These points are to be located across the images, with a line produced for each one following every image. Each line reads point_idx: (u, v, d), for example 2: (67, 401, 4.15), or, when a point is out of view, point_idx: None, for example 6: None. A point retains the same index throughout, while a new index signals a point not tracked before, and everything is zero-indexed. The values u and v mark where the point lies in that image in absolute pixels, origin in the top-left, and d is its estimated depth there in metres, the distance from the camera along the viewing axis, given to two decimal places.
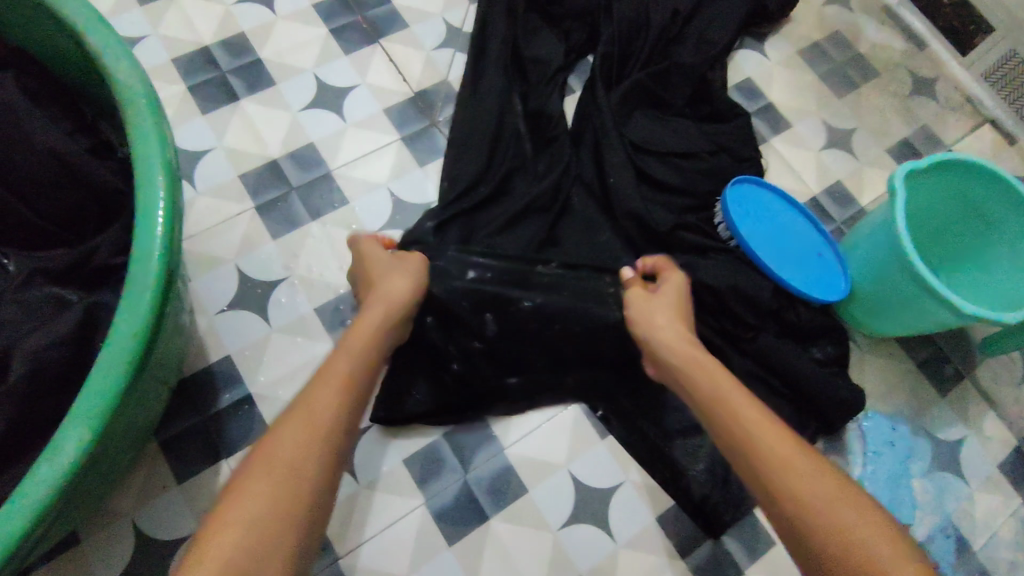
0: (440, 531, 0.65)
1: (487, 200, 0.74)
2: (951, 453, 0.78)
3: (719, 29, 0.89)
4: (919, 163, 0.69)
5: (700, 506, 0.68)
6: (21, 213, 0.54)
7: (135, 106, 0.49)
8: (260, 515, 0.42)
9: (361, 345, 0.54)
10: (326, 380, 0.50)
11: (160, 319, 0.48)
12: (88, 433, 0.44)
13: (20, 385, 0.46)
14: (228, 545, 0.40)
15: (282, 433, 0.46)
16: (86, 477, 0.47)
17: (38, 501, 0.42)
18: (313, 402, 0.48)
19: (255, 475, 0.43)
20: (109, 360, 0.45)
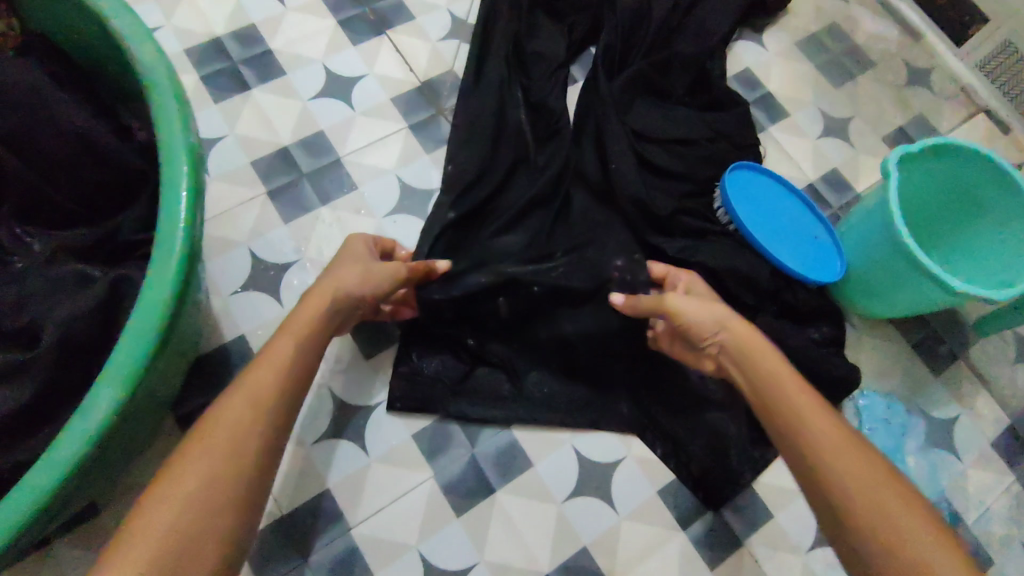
0: (448, 503, 0.68)
1: (496, 189, 0.75)
2: (944, 430, 0.80)
3: (718, 20, 0.91)
4: (912, 148, 0.71)
5: (700, 480, 0.70)
6: (46, 193, 0.56)
7: (160, 89, 0.52)
8: (197, 493, 0.44)
9: (309, 325, 0.54)
10: (270, 360, 0.51)
11: (185, 291, 0.50)
12: (118, 395, 0.46)
13: (51, 350, 0.49)
14: (163, 523, 0.43)
15: (222, 411, 0.48)
16: (114, 438, 0.50)
17: (71, 457, 0.45)
18: (254, 379, 0.50)
19: (193, 454, 0.46)
20: (138, 326, 0.47)
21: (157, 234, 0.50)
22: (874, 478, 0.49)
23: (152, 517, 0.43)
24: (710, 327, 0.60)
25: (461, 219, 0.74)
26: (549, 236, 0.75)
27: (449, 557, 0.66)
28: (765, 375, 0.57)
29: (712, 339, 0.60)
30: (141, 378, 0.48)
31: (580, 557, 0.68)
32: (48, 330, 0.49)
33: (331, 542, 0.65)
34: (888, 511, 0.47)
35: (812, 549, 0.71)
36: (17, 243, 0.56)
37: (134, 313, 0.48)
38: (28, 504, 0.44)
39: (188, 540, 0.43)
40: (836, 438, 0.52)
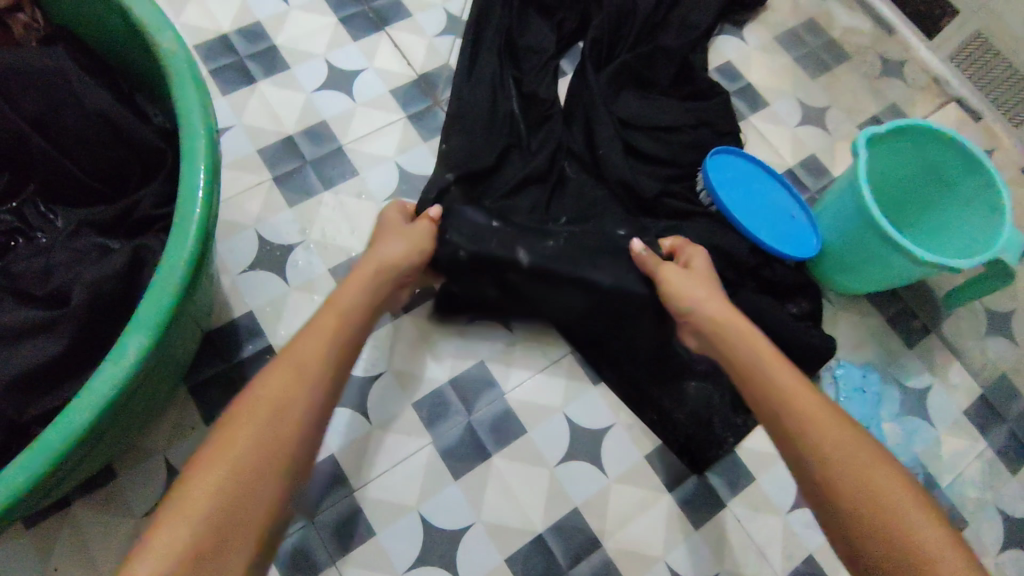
0: (447, 467, 0.72)
1: (498, 166, 0.80)
2: (918, 399, 0.84)
3: (699, 15, 0.96)
4: (879, 129, 0.76)
5: (685, 444, 0.74)
6: (72, 172, 0.61)
7: (179, 72, 0.56)
8: (247, 454, 0.46)
9: (352, 300, 0.57)
10: (317, 332, 0.54)
11: (202, 256, 0.54)
12: (141, 348, 0.50)
13: (80, 307, 0.53)
14: (217, 483, 0.44)
15: (269, 378, 0.50)
16: (135, 393, 0.53)
17: (97, 405, 0.48)
18: (299, 352, 0.52)
19: (243, 417, 0.47)
20: (159, 285, 0.51)
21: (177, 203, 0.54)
22: (864, 456, 0.50)
23: (205, 478, 0.44)
24: (683, 302, 0.65)
25: (466, 181, 0.78)
26: (545, 210, 0.79)
27: (447, 518, 0.70)
28: (745, 354, 0.59)
29: (687, 314, 0.65)
30: (163, 334, 0.52)
31: (571, 518, 0.71)
32: (76, 291, 0.54)
33: (335, 504, 0.68)
34: (878, 486, 0.48)
35: (792, 510, 0.74)
36: (43, 220, 0.63)
37: (156, 275, 0.52)
38: (56, 447, 0.47)
39: (239, 502, 0.44)
40: (818, 415, 0.53)
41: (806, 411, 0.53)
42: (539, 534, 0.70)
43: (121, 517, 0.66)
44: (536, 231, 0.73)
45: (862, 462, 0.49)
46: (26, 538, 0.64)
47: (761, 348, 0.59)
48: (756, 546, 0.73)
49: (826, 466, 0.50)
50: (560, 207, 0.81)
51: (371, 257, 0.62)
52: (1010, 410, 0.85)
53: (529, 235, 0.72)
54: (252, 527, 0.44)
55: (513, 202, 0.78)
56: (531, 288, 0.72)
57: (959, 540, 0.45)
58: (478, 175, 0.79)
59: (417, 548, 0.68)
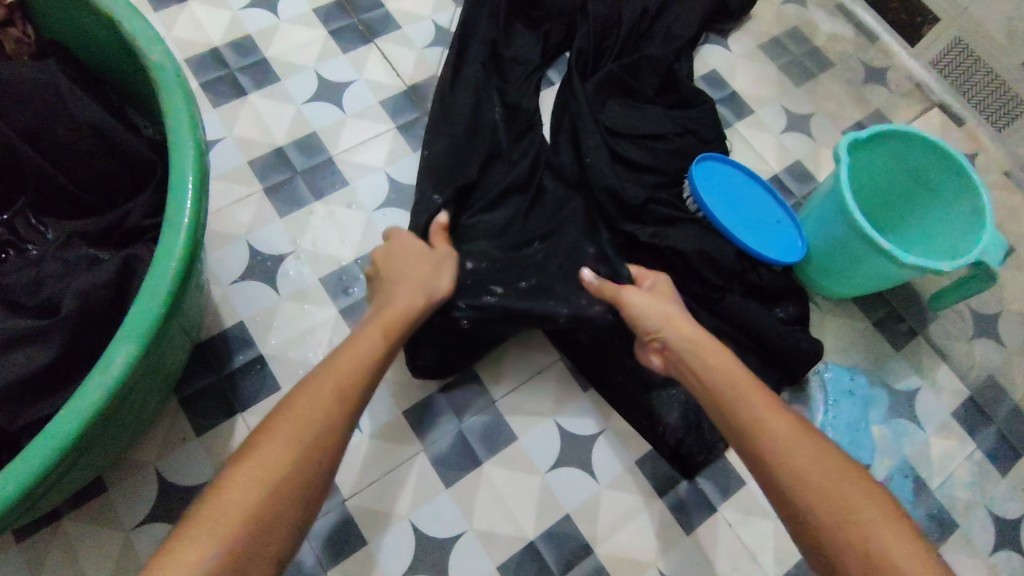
0: (438, 475, 0.72)
1: (477, 182, 0.80)
2: (906, 401, 0.85)
3: (684, 25, 0.97)
4: (860, 134, 0.77)
5: (676, 451, 0.74)
6: (64, 185, 0.61)
7: (168, 83, 0.57)
8: (285, 466, 0.47)
9: (391, 317, 0.60)
10: (355, 348, 0.56)
11: (190, 266, 0.55)
12: (130, 356, 0.50)
13: (70, 315, 0.53)
14: (252, 494, 0.45)
15: (308, 387, 0.52)
16: (125, 402, 0.54)
17: (85, 413, 0.48)
18: (344, 364, 0.54)
19: (281, 427, 0.49)
20: (148, 295, 0.51)
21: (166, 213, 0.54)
22: (836, 476, 0.51)
23: (240, 489, 0.46)
24: (651, 324, 0.65)
25: (456, 194, 0.78)
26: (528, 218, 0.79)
27: (439, 526, 0.70)
28: (714, 377, 0.59)
29: (654, 335, 0.65)
30: (152, 342, 0.52)
31: (563, 524, 0.71)
32: (66, 299, 0.54)
33: (327, 513, 0.68)
34: (852, 507, 0.49)
35: None
36: (32, 232, 0.62)
37: (145, 284, 0.53)
38: (45, 455, 0.47)
39: (272, 513, 0.46)
40: (789, 437, 0.53)
41: (777, 433, 0.54)
42: (530, 542, 0.70)
43: (112, 528, 0.66)
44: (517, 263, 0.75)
45: (835, 483, 0.50)
46: (17, 551, 0.64)
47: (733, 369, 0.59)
48: (748, 550, 0.73)
49: (803, 483, 0.51)
50: (546, 213, 0.80)
51: (414, 281, 0.64)
52: (997, 411, 0.86)
53: (516, 266, 0.75)
54: (282, 538, 0.46)
55: (503, 211, 0.79)
56: (522, 301, 0.72)
57: (928, 559, 0.46)
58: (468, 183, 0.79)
59: (409, 557, 0.68)
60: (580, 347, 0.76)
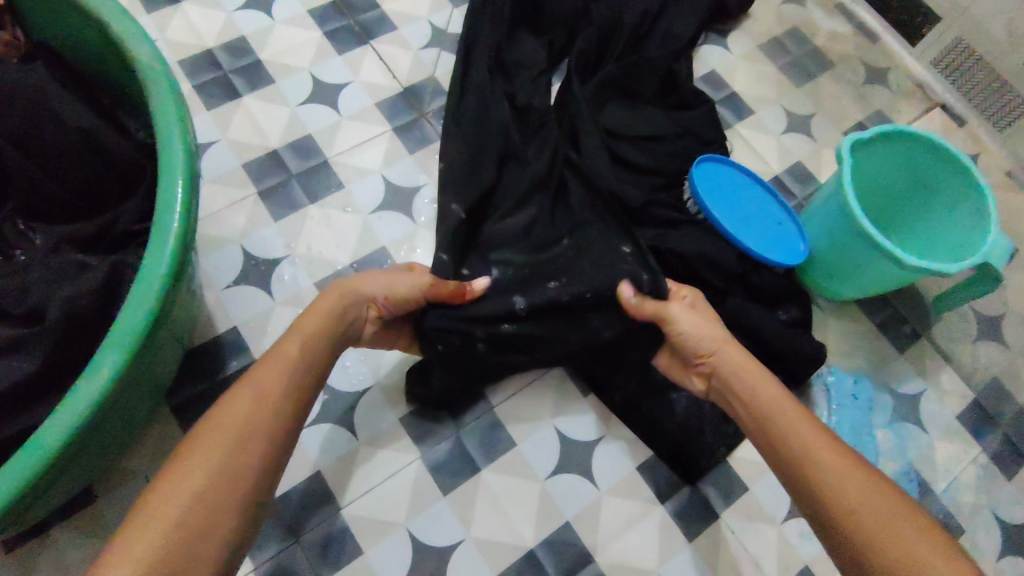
0: (436, 483, 0.70)
1: (494, 183, 0.78)
2: (910, 404, 0.84)
3: (683, 26, 0.96)
4: (861, 135, 0.76)
5: (678, 456, 0.73)
6: (52, 190, 0.60)
7: (155, 83, 0.56)
8: (199, 490, 0.44)
9: (312, 323, 0.57)
10: (274, 357, 0.53)
11: (180, 273, 0.54)
12: (117, 365, 0.49)
13: (56, 324, 0.52)
14: (162, 527, 0.42)
15: (228, 404, 0.49)
16: (113, 412, 0.52)
17: (71, 425, 0.47)
18: (262, 376, 0.51)
19: (200, 451, 0.46)
20: (136, 302, 0.50)
21: (155, 218, 0.53)
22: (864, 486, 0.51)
23: (150, 523, 0.42)
24: (708, 343, 0.64)
25: (476, 202, 0.76)
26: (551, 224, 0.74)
27: (436, 535, 0.68)
28: (754, 393, 0.60)
29: (707, 358, 0.64)
30: (141, 350, 0.51)
31: (562, 533, 0.70)
32: (53, 306, 0.53)
33: (322, 522, 0.67)
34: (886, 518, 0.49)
35: (787, 520, 0.74)
36: (21, 239, 0.61)
37: (133, 290, 0.51)
38: (29, 467, 0.46)
39: (196, 534, 0.43)
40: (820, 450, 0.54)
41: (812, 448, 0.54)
42: (530, 551, 0.69)
43: (101, 539, 0.64)
44: (538, 272, 0.69)
45: (876, 500, 0.50)
46: (7, 563, 0.63)
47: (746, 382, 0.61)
48: (750, 556, 0.72)
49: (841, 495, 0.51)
50: (567, 214, 0.75)
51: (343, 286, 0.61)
52: (1003, 414, 0.85)
53: (537, 274, 0.68)
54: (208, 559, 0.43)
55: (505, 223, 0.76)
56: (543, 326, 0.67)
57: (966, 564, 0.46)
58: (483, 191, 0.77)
59: (406, 565, 0.67)
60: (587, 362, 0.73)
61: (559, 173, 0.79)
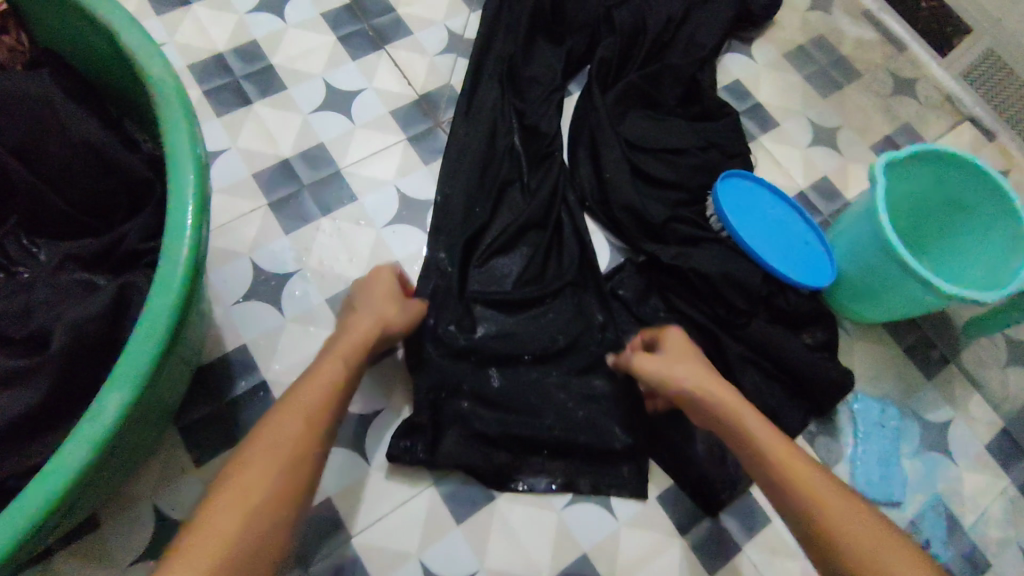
0: (449, 512, 0.68)
1: (486, 224, 0.78)
2: (938, 433, 0.81)
3: (707, 34, 0.93)
4: (897, 153, 0.73)
5: (698, 486, 0.71)
6: (58, 205, 0.58)
7: (167, 98, 0.53)
8: (240, 517, 0.46)
9: (348, 350, 0.58)
10: (312, 381, 0.55)
11: (189, 301, 0.51)
12: (124, 400, 0.47)
13: (61, 353, 0.50)
14: (205, 554, 0.43)
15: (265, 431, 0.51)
16: (118, 447, 0.50)
17: (77, 465, 0.45)
18: (303, 396, 0.53)
19: (251, 464, 0.48)
20: (145, 332, 0.48)
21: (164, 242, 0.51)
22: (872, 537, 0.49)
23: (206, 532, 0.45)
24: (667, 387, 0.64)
25: (467, 247, 0.76)
26: (540, 275, 0.78)
27: (449, 566, 0.66)
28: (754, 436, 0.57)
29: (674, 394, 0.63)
30: (148, 383, 0.48)
31: (579, 565, 0.68)
32: (56, 335, 0.50)
33: (332, 551, 0.65)
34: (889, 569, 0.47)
35: None
36: (25, 254, 0.59)
37: (140, 319, 0.49)
38: (30, 513, 0.44)
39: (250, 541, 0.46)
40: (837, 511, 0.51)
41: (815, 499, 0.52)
42: None
43: (104, 567, 0.62)
44: (520, 336, 0.73)
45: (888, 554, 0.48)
46: None
47: (752, 423, 0.58)
48: None
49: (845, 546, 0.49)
50: (558, 268, 0.78)
51: (364, 314, 0.62)
52: None
53: (516, 337, 0.73)
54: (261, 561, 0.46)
55: (502, 261, 0.78)
56: (518, 392, 0.71)
57: None
58: (473, 232, 0.77)
59: None
60: (595, 403, 0.72)
61: (558, 213, 0.80)
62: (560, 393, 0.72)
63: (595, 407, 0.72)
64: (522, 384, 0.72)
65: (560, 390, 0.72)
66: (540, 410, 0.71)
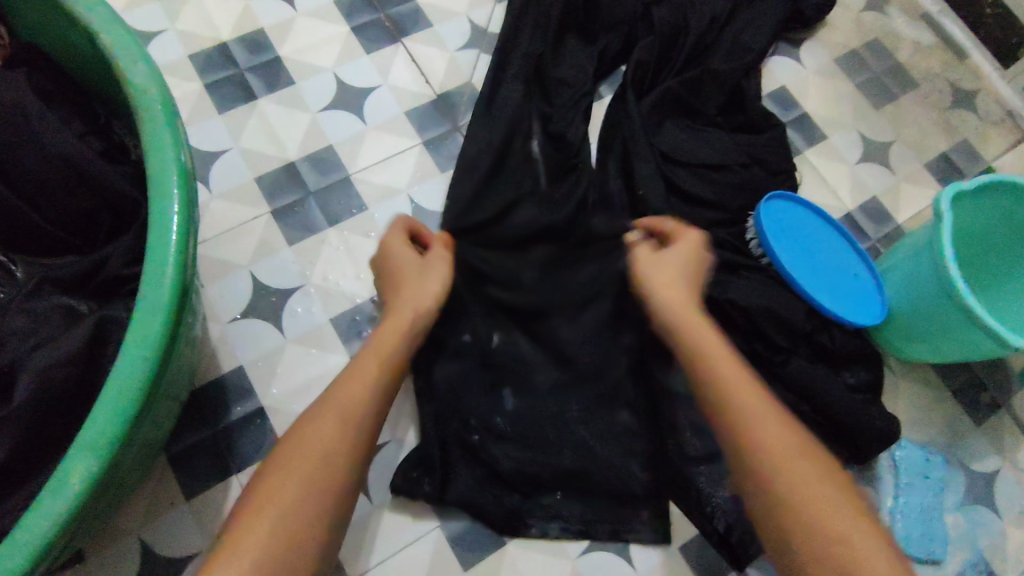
0: (455, 556, 0.64)
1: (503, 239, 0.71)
2: (985, 486, 0.75)
3: (754, 36, 0.85)
4: (964, 186, 0.66)
5: (725, 538, 0.66)
6: (34, 222, 0.53)
7: (151, 113, 0.47)
8: (285, 512, 0.43)
9: (389, 342, 0.53)
10: (354, 376, 0.50)
11: (169, 346, 0.45)
12: (91, 466, 0.41)
13: (26, 404, 0.45)
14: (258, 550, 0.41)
15: (309, 429, 0.47)
16: (90, 512, 0.45)
17: (43, 537, 0.40)
18: (342, 394, 0.49)
19: (292, 465, 0.45)
20: (117, 388, 0.42)
21: (142, 281, 0.45)
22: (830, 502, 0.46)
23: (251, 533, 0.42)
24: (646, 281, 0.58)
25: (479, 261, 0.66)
26: None
27: None
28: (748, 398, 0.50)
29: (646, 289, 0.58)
30: (121, 445, 0.43)
31: None
32: (20, 384, 0.46)
33: None
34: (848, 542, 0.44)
35: None
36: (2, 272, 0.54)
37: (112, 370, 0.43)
38: None
39: (296, 538, 0.43)
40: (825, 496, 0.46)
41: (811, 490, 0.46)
42: None
43: None
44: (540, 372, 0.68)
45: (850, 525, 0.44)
46: None
47: (775, 438, 0.49)
48: None
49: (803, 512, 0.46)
50: None
51: (406, 299, 0.56)
52: None
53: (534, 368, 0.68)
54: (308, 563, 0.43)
55: None
56: (533, 415, 0.66)
57: None
58: None
59: None
60: (615, 442, 0.67)
61: None
62: (576, 431, 0.67)
63: (615, 449, 0.66)
64: (537, 418, 0.66)
65: (577, 428, 0.67)
66: (556, 449, 0.66)
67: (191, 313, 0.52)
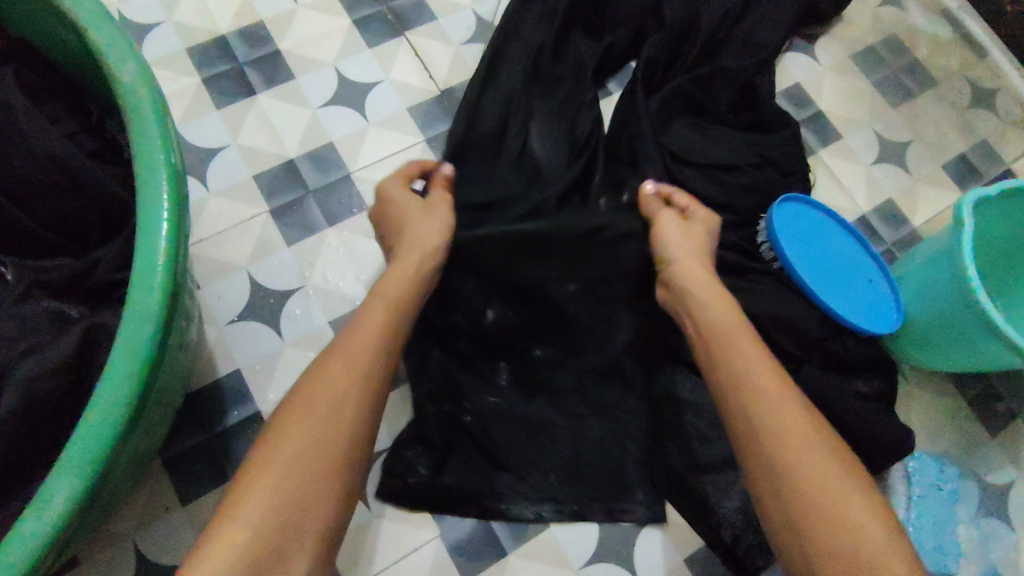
0: (455, 565, 0.63)
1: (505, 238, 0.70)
2: (1000, 498, 0.73)
3: (767, 32, 0.82)
4: (988, 191, 0.64)
5: (732, 550, 0.64)
6: (22, 223, 0.51)
7: (140, 112, 0.45)
8: (295, 459, 0.41)
9: (395, 289, 0.52)
10: (366, 321, 0.49)
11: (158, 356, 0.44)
12: (75, 484, 0.39)
13: (9, 418, 0.44)
14: (271, 498, 0.39)
15: (326, 367, 0.45)
16: (77, 529, 0.43)
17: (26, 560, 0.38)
18: (351, 338, 0.47)
19: (303, 411, 0.43)
20: (103, 404, 0.40)
21: (129, 290, 0.43)
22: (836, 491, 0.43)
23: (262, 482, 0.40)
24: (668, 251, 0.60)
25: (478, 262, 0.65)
26: None
27: None
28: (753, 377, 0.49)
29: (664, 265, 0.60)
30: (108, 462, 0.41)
31: None
32: (5, 397, 0.44)
33: None
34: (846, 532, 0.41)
35: None
36: None
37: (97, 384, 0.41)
38: None
39: (308, 487, 0.40)
40: (830, 483, 0.43)
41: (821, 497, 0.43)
42: None
43: None
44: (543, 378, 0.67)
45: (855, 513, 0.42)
46: None
47: (780, 423, 0.46)
48: None
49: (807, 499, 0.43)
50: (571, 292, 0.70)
51: (409, 243, 0.56)
52: None
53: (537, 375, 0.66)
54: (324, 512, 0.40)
55: None
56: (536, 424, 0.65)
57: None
58: None
59: None
60: (619, 450, 0.65)
61: None
62: (579, 438, 0.65)
63: (618, 457, 0.65)
64: (540, 425, 0.65)
65: (581, 435, 0.65)
66: (560, 456, 0.64)
67: (184, 320, 0.50)
